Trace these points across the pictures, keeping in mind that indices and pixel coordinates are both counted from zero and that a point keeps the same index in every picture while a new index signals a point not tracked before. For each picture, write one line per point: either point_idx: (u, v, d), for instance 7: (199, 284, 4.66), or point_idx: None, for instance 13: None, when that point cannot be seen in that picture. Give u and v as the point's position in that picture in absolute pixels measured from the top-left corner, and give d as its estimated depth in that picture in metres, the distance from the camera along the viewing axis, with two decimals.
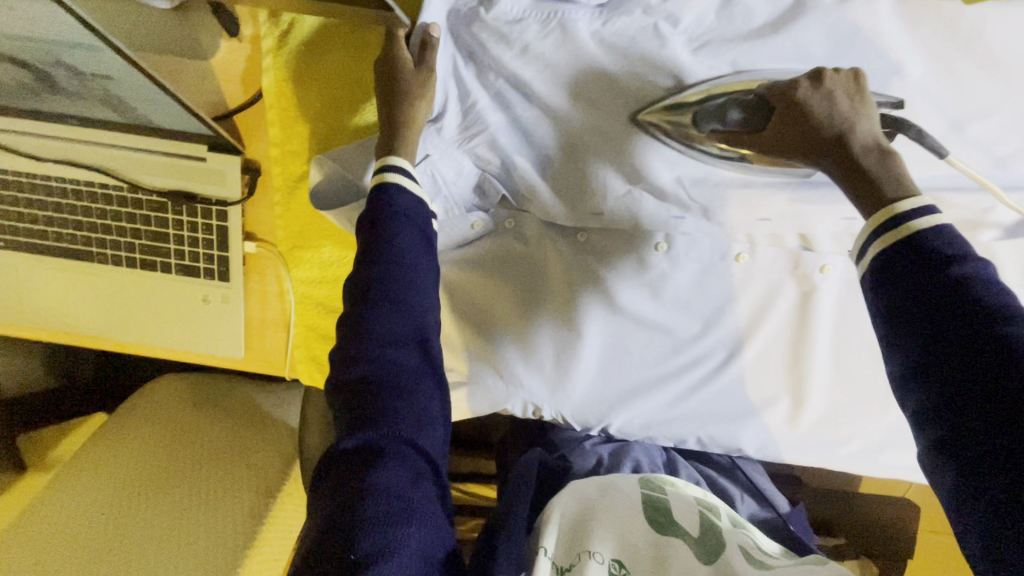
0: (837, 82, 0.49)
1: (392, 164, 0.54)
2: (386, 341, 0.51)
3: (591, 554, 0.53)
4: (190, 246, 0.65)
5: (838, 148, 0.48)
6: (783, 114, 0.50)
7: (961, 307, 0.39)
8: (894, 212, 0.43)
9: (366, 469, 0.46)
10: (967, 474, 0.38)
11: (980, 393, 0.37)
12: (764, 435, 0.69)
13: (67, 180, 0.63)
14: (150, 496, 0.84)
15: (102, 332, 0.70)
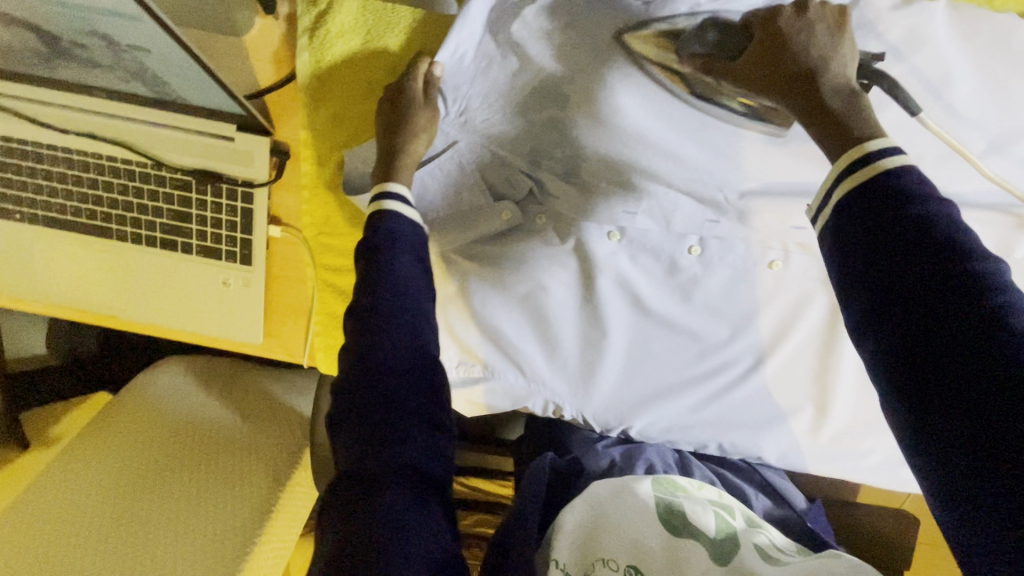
0: (820, 18, 0.45)
1: (391, 189, 0.54)
2: (389, 355, 0.48)
3: (604, 563, 0.52)
4: (213, 227, 0.63)
5: (808, 83, 0.44)
6: (760, 41, 0.45)
7: (920, 252, 0.36)
8: (865, 150, 0.40)
9: (376, 489, 0.44)
10: (937, 429, 0.35)
11: (954, 337, 0.34)
12: (787, 444, 0.68)
13: (90, 154, 0.61)
14: (158, 482, 0.83)
15: (117, 311, 0.68)
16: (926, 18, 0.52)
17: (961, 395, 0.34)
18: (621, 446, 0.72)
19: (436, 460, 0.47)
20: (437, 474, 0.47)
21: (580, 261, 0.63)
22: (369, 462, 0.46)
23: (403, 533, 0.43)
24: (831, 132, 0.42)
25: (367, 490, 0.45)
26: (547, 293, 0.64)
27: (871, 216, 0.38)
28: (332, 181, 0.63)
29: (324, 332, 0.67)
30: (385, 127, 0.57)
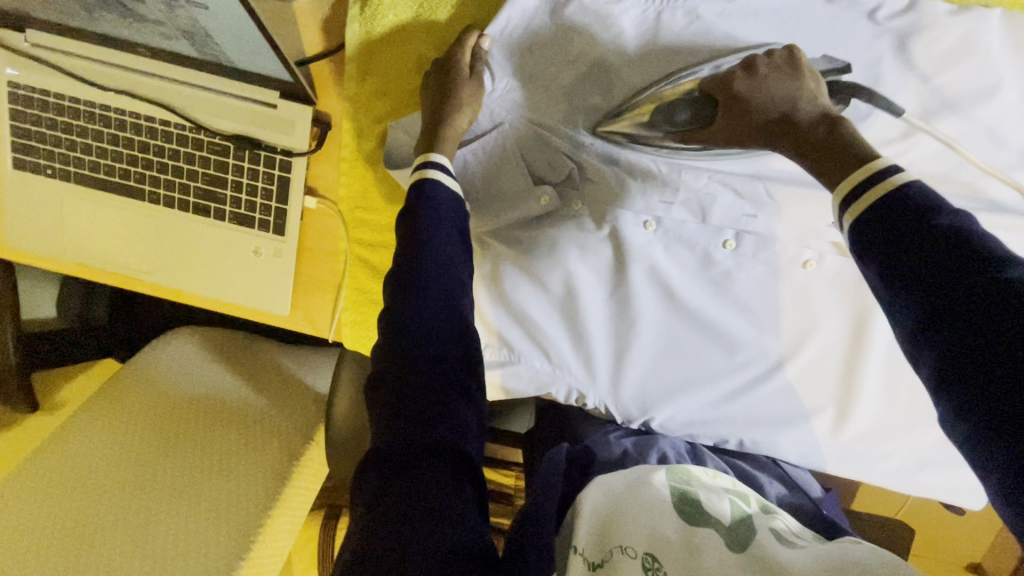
0: (776, 69, 0.50)
1: (434, 159, 0.53)
2: (427, 326, 0.49)
3: (622, 550, 0.50)
4: (247, 194, 0.62)
5: (787, 125, 0.48)
6: (726, 106, 0.51)
7: (957, 261, 0.36)
8: (873, 168, 0.41)
9: (414, 462, 0.45)
10: (999, 449, 0.34)
11: (1000, 350, 0.34)
12: (807, 443, 0.69)
13: (127, 113, 0.61)
14: (171, 452, 0.81)
15: (143, 275, 0.67)
16: (977, 26, 0.53)
17: (1019, 402, 0.33)
18: (635, 436, 0.71)
19: (471, 438, 0.47)
20: (473, 451, 0.46)
21: (615, 250, 0.63)
22: (406, 432, 0.46)
23: (444, 508, 0.42)
24: (830, 166, 0.45)
25: (406, 461, 0.45)
26: (580, 281, 0.64)
27: (899, 229, 0.39)
28: (372, 155, 0.62)
29: (351, 308, 0.67)
30: (432, 103, 0.56)
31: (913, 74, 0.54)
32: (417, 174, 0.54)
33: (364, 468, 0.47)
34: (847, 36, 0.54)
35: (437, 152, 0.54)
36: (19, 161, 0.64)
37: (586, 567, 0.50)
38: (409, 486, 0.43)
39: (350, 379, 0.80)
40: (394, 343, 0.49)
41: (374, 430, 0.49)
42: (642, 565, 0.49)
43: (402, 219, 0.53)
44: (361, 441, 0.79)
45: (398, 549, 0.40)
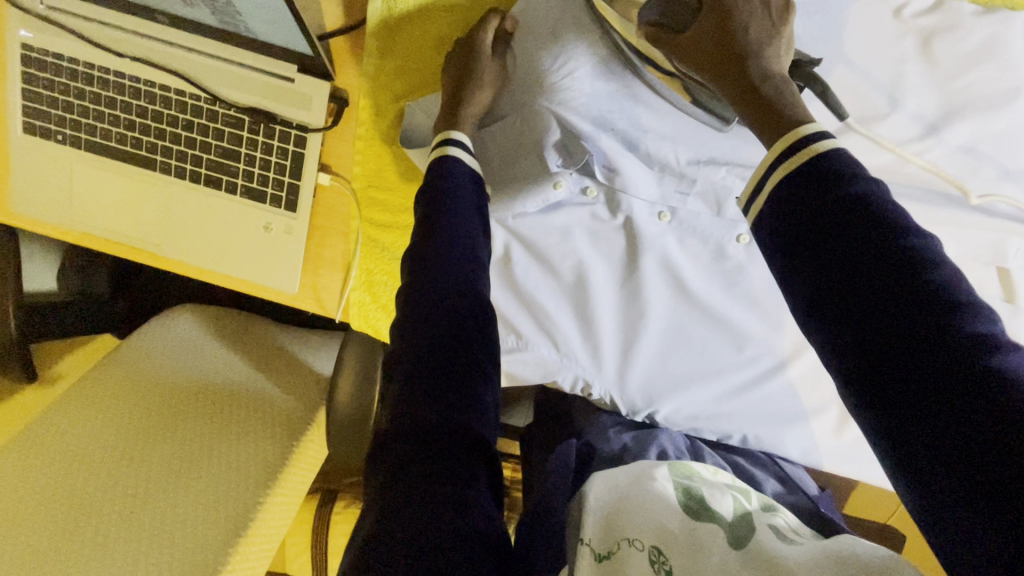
0: (767, 0, 0.44)
1: (455, 136, 0.54)
2: (442, 307, 0.48)
3: (629, 542, 0.49)
4: (261, 168, 0.62)
5: (744, 61, 0.42)
6: (709, 12, 0.44)
7: (866, 227, 0.37)
8: (797, 134, 0.40)
9: (429, 447, 0.44)
10: (889, 407, 0.36)
11: (902, 316, 0.36)
12: (808, 441, 0.70)
13: (142, 81, 0.60)
14: (168, 430, 0.80)
15: (151, 247, 0.67)
16: (1001, 29, 0.53)
17: (903, 369, 0.35)
18: (633, 430, 0.70)
19: (487, 422, 0.47)
20: (489, 435, 0.46)
21: (627, 239, 0.63)
22: (420, 413, 0.45)
23: (459, 493, 0.42)
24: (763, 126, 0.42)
25: (421, 444, 0.44)
26: (591, 270, 0.64)
27: (810, 197, 0.39)
28: (388, 134, 0.62)
29: (361, 288, 0.67)
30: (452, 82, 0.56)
31: (935, 73, 0.54)
32: (438, 150, 0.54)
33: (377, 454, 0.47)
34: (871, 32, 0.54)
35: (458, 130, 0.54)
36: (30, 127, 0.63)
37: (594, 559, 0.49)
38: (423, 470, 0.43)
39: (354, 362, 0.79)
40: (410, 325, 0.49)
41: (388, 412, 0.48)
42: (648, 558, 0.48)
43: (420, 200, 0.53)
44: (362, 426, 0.79)
45: (414, 533, 0.40)
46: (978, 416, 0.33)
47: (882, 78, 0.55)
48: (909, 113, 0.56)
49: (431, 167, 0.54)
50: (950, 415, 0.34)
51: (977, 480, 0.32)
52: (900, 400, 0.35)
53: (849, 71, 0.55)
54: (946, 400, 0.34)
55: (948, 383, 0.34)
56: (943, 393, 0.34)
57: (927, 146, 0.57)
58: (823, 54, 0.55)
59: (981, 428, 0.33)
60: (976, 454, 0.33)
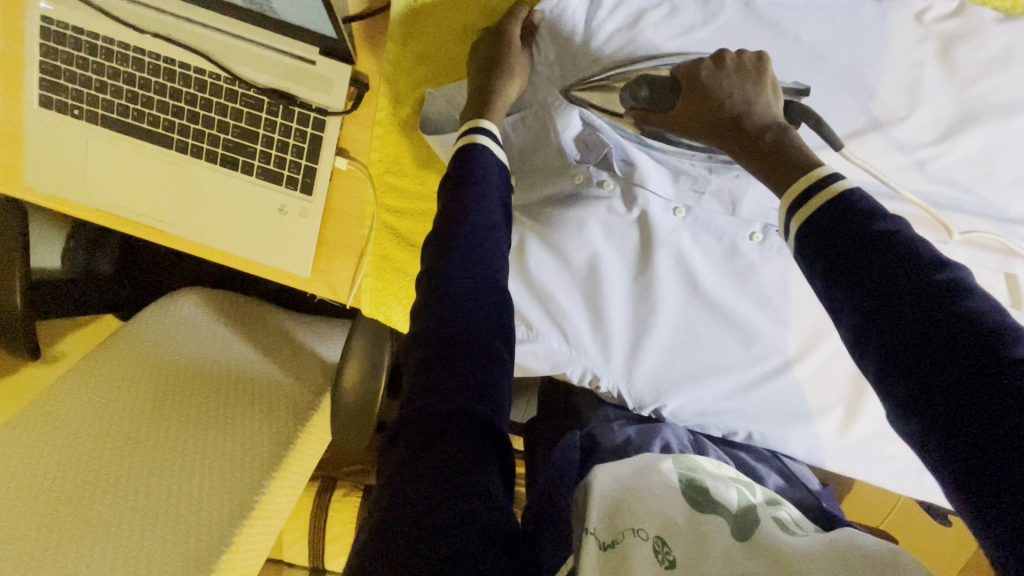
0: (741, 68, 0.51)
1: (484, 125, 0.54)
2: (459, 293, 0.49)
3: (633, 532, 0.49)
4: (277, 150, 0.62)
5: (733, 128, 0.50)
6: (687, 93, 0.51)
7: (894, 263, 0.39)
8: (814, 177, 0.44)
9: (444, 433, 0.44)
10: (946, 438, 0.36)
11: (944, 346, 0.37)
12: (811, 440, 0.71)
13: (162, 57, 0.60)
14: (171, 414, 0.78)
15: (164, 225, 0.66)
16: (1021, 37, 0.54)
17: (954, 393, 0.36)
18: (637, 424, 0.70)
19: (501, 411, 0.47)
20: (501, 420, 0.46)
21: (642, 233, 0.63)
22: (434, 397, 0.45)
23: (473, 480, 0.42)
24: (775, 174, 0.47)
25: (434, 428, 0.44)
26: (605, 262, 0.64)
27: (845, 230, 0.41)
28: (407, 120, 0.62)
29: (373, 275, 0.67)
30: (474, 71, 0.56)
31: (953, 79, 0.55)
32: (465, 138, 0.54)
33: (392, 439, 0.47)
34: (893, 34, 0.54)
35: (487, 119, 0.54)
36: (45, 99, 0.63)
37: (599, 548, 0.48)
38: (437, 456, 0.43)
39: (362, 349, 0.79)
40: (427, 313, 0.49)
41: (404, 395, 0.48)
42: (652, 548, 0.48)
43: (443, 190, 0.53)
44: (368, 414, 0.78)
45: (428, 519, 0.39)
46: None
47: (900, 82, 0.55)
48: (926, 117, 0.56)
49: (453, 158, 0.54)
50: (1011, 437, 0.34)
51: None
52: (958, 426, 0.36)
53: (867, 74, 0.56)
54: (1003, 423, 0.34)
55: (1005, 406, 0.34)
56: (1000, 416, 0.34)
57: (942, 150, 0.57)
58: (843, 55, 0.55)
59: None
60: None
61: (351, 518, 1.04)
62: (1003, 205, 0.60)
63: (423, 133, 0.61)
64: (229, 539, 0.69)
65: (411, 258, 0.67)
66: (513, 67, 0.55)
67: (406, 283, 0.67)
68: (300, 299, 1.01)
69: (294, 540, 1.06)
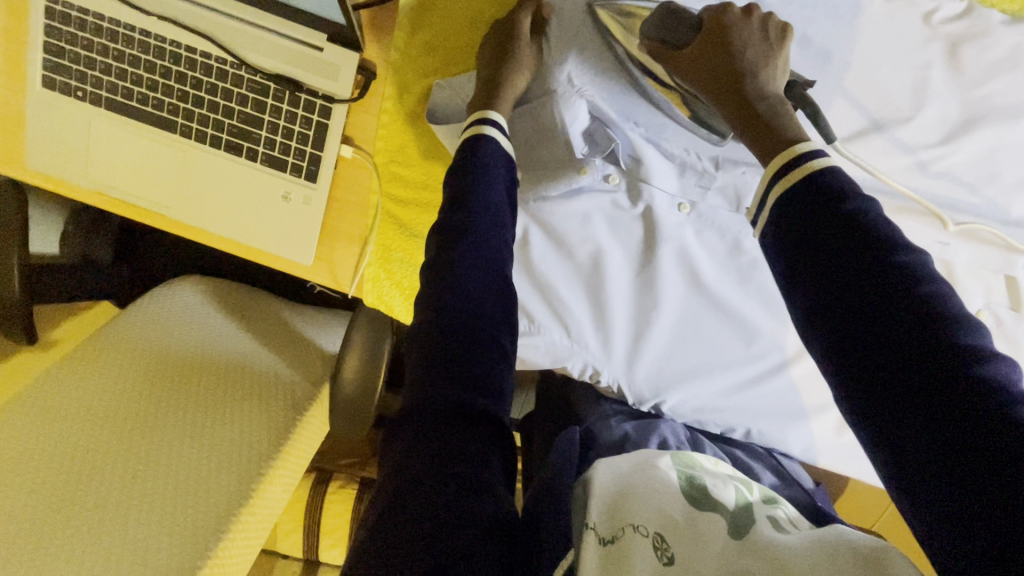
0: (765, 27, 0.49)
1: (492, 116, 0.54)
2: (464, 283, 0.48)
3: (634, 527, 0.48)
4: (283, 137, 0.61)
5: (739, 82, 0.47)
6: (709, 32, 0.48)
7: (857, 246, 0.39)
8: (793, 154, 0.43)
9: (445, 424, 0.43)
10: (887, 420, 0.37)
11: (898, 331, 0.37)
12: (808, 438, 0.71)
13: (168, 41, 0.59)
14: (167, 403, 0.78)
15: (166, 210, 0.66)
16: None
17: (891, 374, 0.37)
18: (635, 420, 0.70)
19: (505, 405, 0.46)
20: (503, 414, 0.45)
21: (646, 229, 0.63)
22: (436, 387, 0.45)
23: (474, 474, 0.41)
24: (761, 141, 0.45)
25: (436, 419, 0.44)
26: (608, 257, 0.65)
27: (807, 211, 0.41)
28: (413, 110, 0.61)
29: (376, 263, 0.67)
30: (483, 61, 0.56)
31: (960, 80, 0.55)
32: (472, 130, 0.54)
33: (393, 430, 0.46)
34: (902, 33, 0.54)
35: (495, 111, 0.54)
36: (49, 81, 0.62)
37: (599, 542, 0.48)
38: (438, 449, 0.42)
39: (361, 340, 0.79)
40: (431, 302, 0.48)
41: (406, 385, 0.47)
42: (651, 544, 0.47)
43: (450, 180, 0.53)
44: (366, 405, 0.78)
45: (428, 512, 0.39)
46: (963, 421, 0.34)
47: (905, 82, 0.56)
48: (931, 118, 0.57)
49: (460, 148, 0.54)
50: (937, 420, 0.35)
51: (965, 485, 0.33)
52: (889, 409, 0.36)
53: (875, 73, 0.56)
54: (932, 405, 0.35)
55: (934, 390, 0.35)
56: (931, 398, 0.35)
57: (946, 150, 0.58)
58: (852, 53, 0.55)
59: (969, 434, 0.34)
60: (959, 458, 0.34)
61: (346, 511, 1.03)
62: (1004, 207, 0.61)
63: (430, 123, 0.61)
64: (225, 526, 0.68)
65: (414, 249, 0.66)
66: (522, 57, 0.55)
67: (409, 273, 0.67)
68: (298, 290, 1.00)
69: (289, 532, 1.05)
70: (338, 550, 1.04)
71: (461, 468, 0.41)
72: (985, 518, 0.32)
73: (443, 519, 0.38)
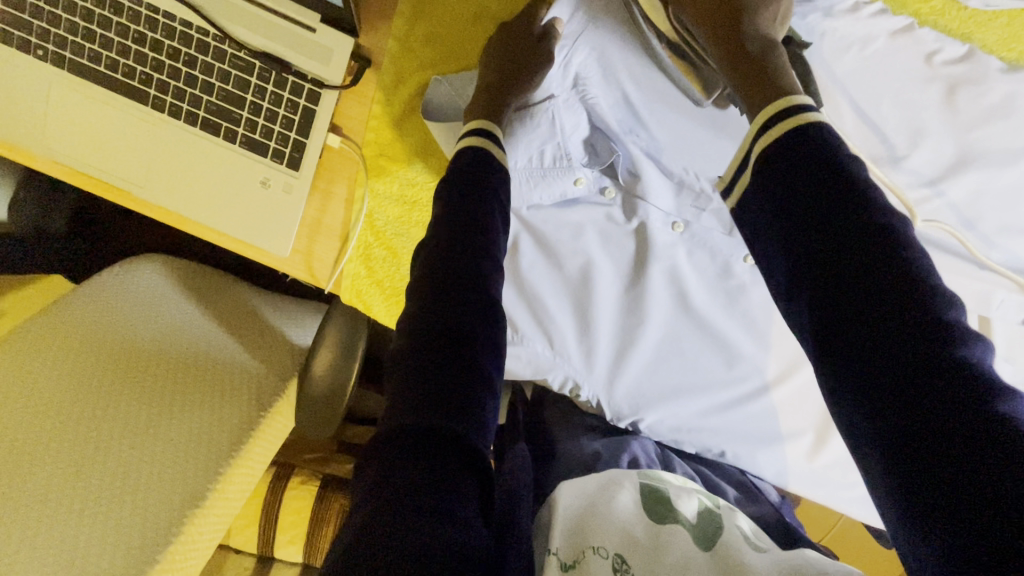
0: None
1: (486, 126, 0.51)
2: (451, 295, 0.45)
3: (594, 550, 0.44)
4: (265, 119, 0.58)
5: (729, 21, 0.44)
6: None
7: (894, 289, 0.36)
8: (787, 102, 0.41)
9: (423, 454, 0.41)
10: (906, 469, 0.34)
11: (931, 380, 0.34)
12: (782, 464, 0.71)
13: (144, 5, 0.55)
14: (120, 392, 0.72)
15: (130, 186, 0.61)
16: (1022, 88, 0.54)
17: (887, 373, 0.36)
18: (606, 439, 0.69)
19: (484, 434, 0.43)
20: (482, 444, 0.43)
21: (638, 245, 0.63)
22: (412, 401, 0.42)
23: (449, 504, 0.39)
24: (750, 83, 0.43)
25: (413, 437, 0.41)
26: (597, 269, 0.64)
27: (842, 239, 0.38)
28: (408, 103, 0.58)
29: (356, 261, 0.64)
30: (486, 59, 0.53)
31: (954, 122, 0.56)
32: (466, 138, 0.52)
33: (369, 451, 0.44)
34: (905, 69, 0.54)
35: (488, 121, 0.52)
36: (7, 35, 0.57)
37: (560, 569, 0.43)
38: (414, 472, 0.40)
39: (335, 335, 0.76)
40: (417, 314, 0.46)
41: (385, 406, 0.45)
42: (611, 565, 0.43)
43: (444, 183, 0.50)
44: (336, 404, 0.75)
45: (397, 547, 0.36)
46: (964, 448, 0.33)
47: (901, 121, 0.57)
48: (924, 157, 0.58)
49: (458, 155, 0.51)
50: (939, 432, 0.34)
51: (958, 492, 0.32)
52: (886, 407, 0.35)
53: (873, 107, 0.56)
54: (933, 426, 0.34)
55: (937, 399, 0.34)
56: (943, 421, 0.34)
57: (938, 190, 0.59)
58: (853, 87, 0.55)
59: (966, 437, 0.33)
60: (956, 464, 0.33)
61: (306, 507, 1.00)
62: (987, 248, 0.63)
63: (424, 117, 0.57)
64: (178, 527, 0.64)
65: (396, 248, 0.65)
66: (517, 56, 0.51)
67: (390, 272, 0.66)
68: (269, 276, 0.95)
69: (243, 526, 1.01)
70: (294, 547, 1.00)
71: (435, 497, 0.39)
72: (985, 528, 0.31)
73: (417, 547, 0.36)
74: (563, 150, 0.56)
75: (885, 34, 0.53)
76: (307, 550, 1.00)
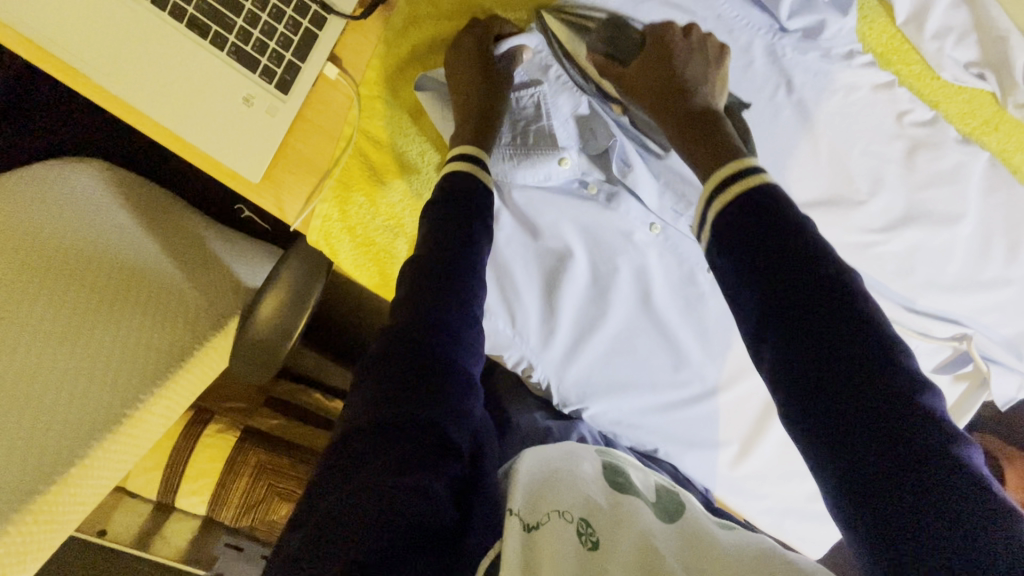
0: (704, 46, 0.52)
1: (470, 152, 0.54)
2: (434, 277, 0.48)
3: (560, 513, 0.42)
4: (261, 32, 0.55)
5: (677, 100, 0.50)
6: (652, 51, 0.52)
7: (845, 324, 0.39)
8: (740, 165, 0.44)
9: (394, 438, 0.42)
10: (854, 486, 0.37)
11: (876, 411, 0.37)
12: (708, 466, 0.76)
13: None
14: (37, 298, 0.65)
15: (86, 69, 0.54)
16: (970, 161, 0.60)
17: (834, 392, 0.38)
18: (558, 419, 0.71)
19: (461, 425, 0.45)
20: (451, 431, 0.44)
21: (615, 237, 0.64)
22: (388, 384, 0.45)
23: (417, 480, 0.40)
24: (700, 149, 0.47)
25: (387, 425, 0.43)
26: (572, 252, 0.65)
27: (812, 275, 0.40)
28: (417, 52, 0.58)
29: (331, 201, 0.61)
30: (461, 55, 0.55)
31: (909, 177, 0.62)
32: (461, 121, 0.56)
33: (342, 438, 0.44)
34: (880, 121, 0.59)
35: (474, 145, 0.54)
36: None
37: (523, 527, 0.41)
38: (377, 464, 0.41)
39: (290, 276, 0.70)
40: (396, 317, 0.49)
41: (351, 413, 0.46)
42: (576, 529, 0.42)
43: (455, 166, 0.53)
44: (280, 349, 0.69)
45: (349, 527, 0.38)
46: (909, 466, 0.36)
47: (866, 168, 0.61)
48: (879, 206, 0.63)
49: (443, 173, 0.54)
50: (888, 455, 0.36)
51: (911, 500, 0.35)
52: (841, 423, 0.37)
53: (847, 151, 0.61)
54: (883, 451, 0.36)
55: (885, 425, 0.37)
56: (893, 447, 0.36)
57: (881, 238, 0.65)
58: (835, 126, 0.60)
59: (897, 445, 0.36)
60: (900, 478, 0.36)
61: (219, 457, 0.92)
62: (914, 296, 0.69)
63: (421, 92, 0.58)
64: (83, 451, 0.59)
65: (376, 192, 0.61)
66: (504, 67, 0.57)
67: (364, 220, 0.62)
68: (222, 207, 0.88)
69: (148, 468, 0.93)
70: (197, 499, 0.93)
71: (405, 480, 0.40)
72: (931, 529, 0.35)
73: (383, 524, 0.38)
74: (545, 135, 0.58)
75: (869, 86, 0.58)
76: (212, 503, 0.92)
